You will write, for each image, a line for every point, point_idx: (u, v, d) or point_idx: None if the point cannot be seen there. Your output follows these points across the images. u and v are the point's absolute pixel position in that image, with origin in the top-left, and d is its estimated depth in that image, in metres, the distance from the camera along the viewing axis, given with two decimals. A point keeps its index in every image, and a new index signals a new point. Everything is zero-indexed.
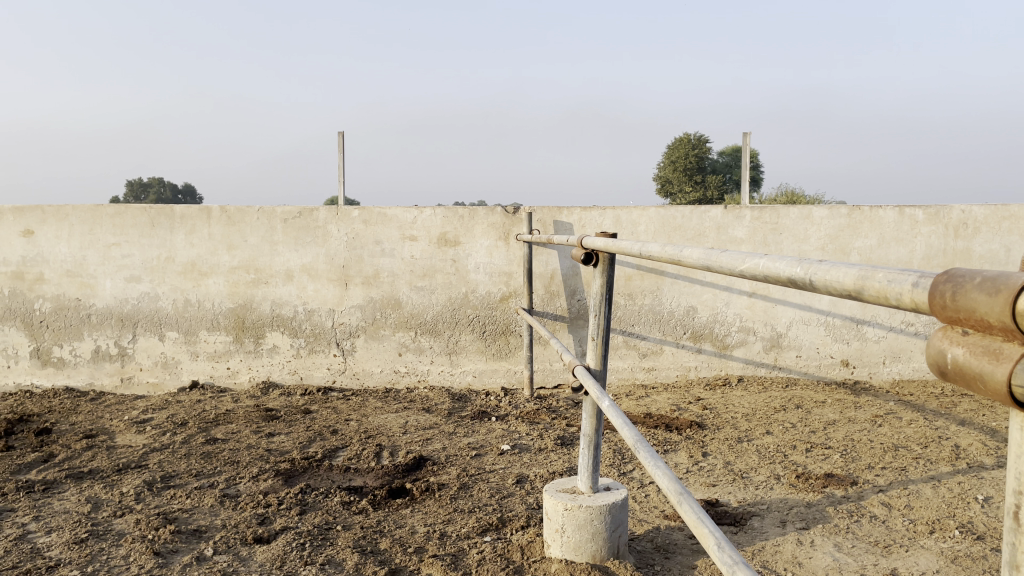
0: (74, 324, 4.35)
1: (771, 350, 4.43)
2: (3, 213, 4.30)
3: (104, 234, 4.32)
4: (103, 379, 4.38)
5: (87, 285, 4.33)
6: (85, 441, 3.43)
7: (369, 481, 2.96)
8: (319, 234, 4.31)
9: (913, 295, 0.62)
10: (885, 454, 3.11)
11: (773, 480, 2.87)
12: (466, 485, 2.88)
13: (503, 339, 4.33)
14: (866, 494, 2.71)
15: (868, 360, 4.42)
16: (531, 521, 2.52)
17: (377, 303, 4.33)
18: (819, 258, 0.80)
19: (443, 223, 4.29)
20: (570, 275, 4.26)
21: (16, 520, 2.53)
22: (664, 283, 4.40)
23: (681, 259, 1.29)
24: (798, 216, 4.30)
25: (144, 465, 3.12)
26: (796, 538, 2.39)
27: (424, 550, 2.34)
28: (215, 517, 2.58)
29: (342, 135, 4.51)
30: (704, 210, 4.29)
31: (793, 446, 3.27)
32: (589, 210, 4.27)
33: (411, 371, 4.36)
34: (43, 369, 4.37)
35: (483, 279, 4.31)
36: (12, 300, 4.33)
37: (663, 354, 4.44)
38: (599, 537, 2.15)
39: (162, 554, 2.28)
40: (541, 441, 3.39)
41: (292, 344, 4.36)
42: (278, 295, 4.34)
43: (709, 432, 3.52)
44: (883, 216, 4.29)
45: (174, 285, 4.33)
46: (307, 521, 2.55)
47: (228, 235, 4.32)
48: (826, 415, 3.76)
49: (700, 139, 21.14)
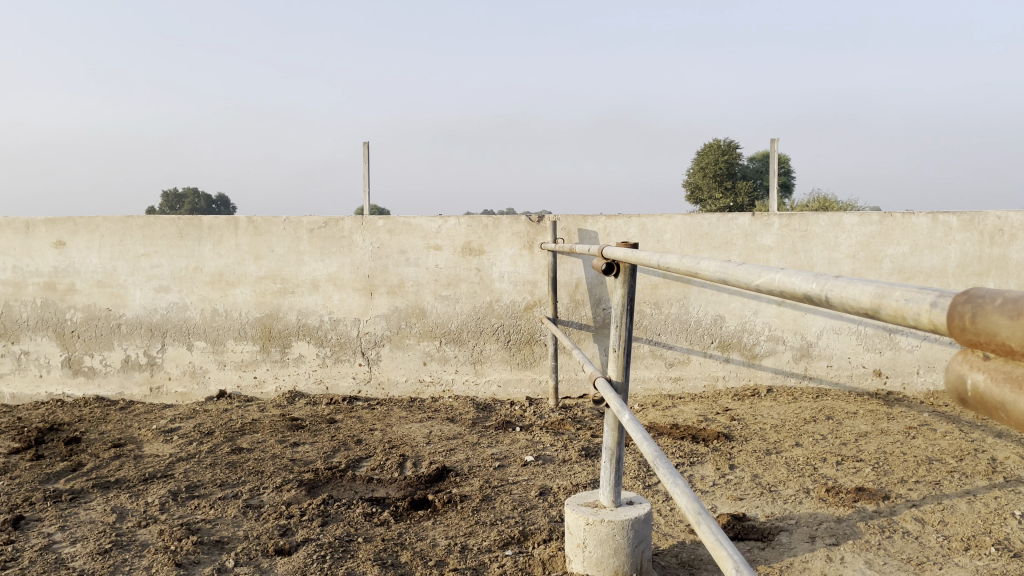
0: (104, 333, 4.40)
1: (801, 360, 4.36)
2: (36, 224, 4.37)
3: (134, 244, 4.37)
4: (132, 389, 4.43)
5: (117, 295, 4.39)
6: (114, 450, 3.47)
7: (391, 492, 2.94)
8: (344, 244, 4.33)
9: (931, 315, 0.60)
10: (919, 468, 3.03)
11: (802, 494, 2.81)
12: (488, 497, 2.85)
13: (527, 348, 4.30)
14: (899, 509, 2.63)
15: (902, 370, 4.32)
16: (553, 535, 2.48)
17: (402, 312, 4.33)
18: (835, 274, 0.77)
19: (468, 232, 4.28)
20: (595, 283, 4.23)
21: (43, 530, 2.56)
22: (691, 292, 4.35)
23: (699, 271, 1.26)
24: (828, 223, 4.23)
25: (170, 474, 3.14)
26: (826, 555, 2.33)
27: (445, 564, 2.32)
28: (238, 528, 2.58)
29: (366, 145, 4.53)
30: (731, 217, 4.23)
31: (823, 459, 3.20)
32: (614, 218, 4.24)
33: (436, 380, 4.35)
34: (75, 378, 4.43)
35: (507, 288, 4.29)
36: (44, 310, 4.40)
37: (690, 364, 4.38)
38: (621, 553, 2.11)
39: (184, 566, 2.29)
40: (565, 452, 3.36)
41: (318, 354, 4.37)
42: (304, 304, 4.36)
43: (737, 444, 3.46)
44: (916, 222, 4.20)
45: (202, 295, 4.37)
46: (328, 533, 2.54)
47: (255, 246, 4.35)
48: (857, 426, 3.68)
49: (729, 144, 20.95)
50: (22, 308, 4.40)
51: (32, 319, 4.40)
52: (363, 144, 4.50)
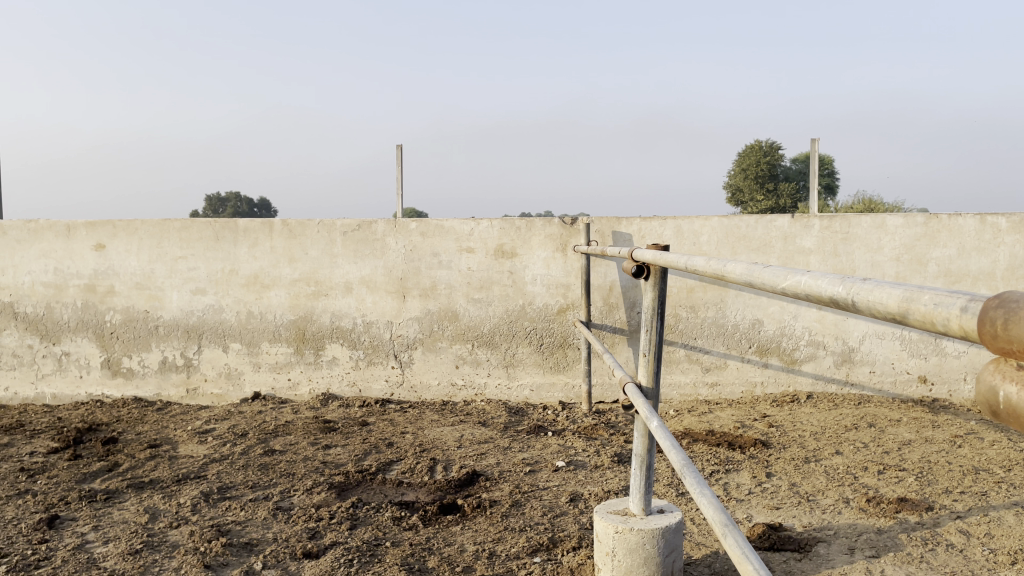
0: (143, 335, 4.47)
1: (842, 365, 4.24)
2: (77, 228, 4.45)
3: (172, 247, 4.43)
4: (169, 390, 4.48)
5: (155, 297, 4.45)
6: (149, 451, 3.50)
7: (421, 496, 2.93)
8: (377, 247, 4.33)
9: (961, 321, 0.55)
10: (964, 478, 2.92)
11: (842, 504, 2.72)
12: (518, 503, 2.82)
13: (560, 352, 4.26)
14: (943, 521, 2.53)
15: (948, 376, 4.18)
16: (582, 542, 2.44)
17: (435, 315, 4.32)
18: (863, 277, 0.72)
19: (501, 235, 4.26)
20: (630, 287, 4.18)
21: (77, 529, 2.59)
22: (728, 295, 4.26)
23: (725, 274, 1.21)
24: (870, 225, 4.11)
25: (203, 475, 3.16)
26: (865, 567, 2.24)
27: (472, 570, 2.28)
28: (267, 531, 2.58)
29: (399, 148, 4.53)
30: (770, 219, 4.14)
31: (864, 467, 3.10)
32: (649, 220, 4.18)
33: (469, 384, 4.33)
34: (114, 379, 4.50)
35: (540, 291, 4.25)
36: (85, 312, 4.48)
37: (727, 369, 4.30)
38: (651, 563, 2.06)
39: (212, 567, 2.29)
40: (598, 458, 3.31)
41: (351, 356, 4.38)
42: (338, 306, 4.37)
43: (775, 452, 3.37)
44: (963, 224, 4.06)
45: (237, 297, 4.41)
46: (356, 537, 2.52)
47: (290, 248, 4.37)
48: (901, 434, 3.57)
49: (771, 145, 20.64)
50: (63, 310, 4.48)
51: (73, 321, 4.48)
52: (396, 147, 4.51)
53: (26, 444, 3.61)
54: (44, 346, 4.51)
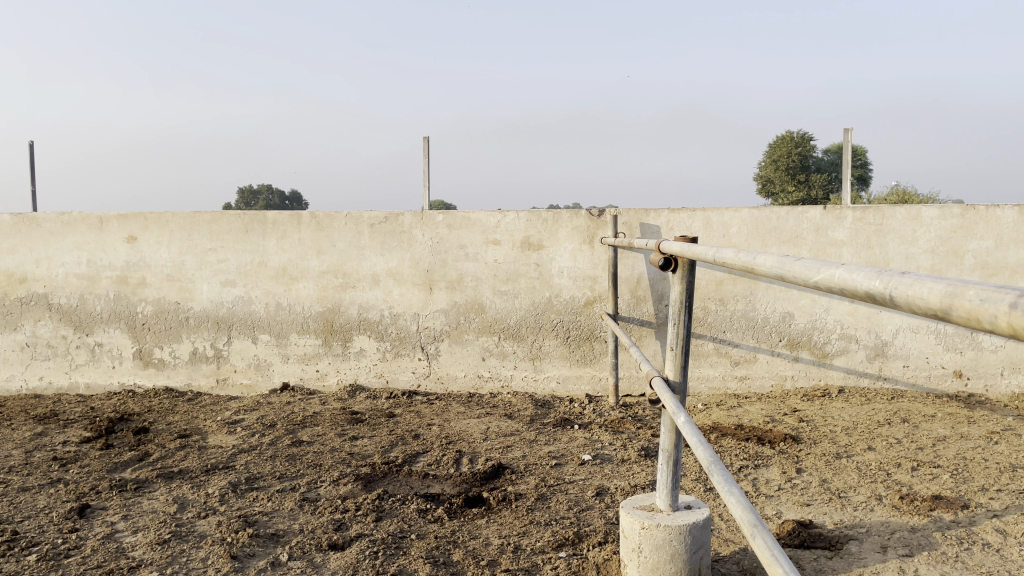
0: (173, 326, 4.51)
1: (875, 360, 4.17)
2: (109, 220, 4.50)
3: (201, 239, 4.46)
4: (199, 380, 4.53)
5: (185, 289, 4.49)
6: (179, 441, 3.54)
7: (446, 489, 2.92)
8: (404, 239, 4.33)
9: (1009, 318, 0.52)
10: (1001, 475, 2.85)
11: (874, 501, 2.67)
12: (544, 496, 2.80)
13: (587, 345, 4.24)
14: (979, 519, 2.47)
15: (984, 371, 4.09)
16: (609, 537, 2.42)
17: (461, 308, 4.31)
18: (901, 270, 0.69)
19: (527, 227, 4.23)
20: (658, 279, 4.13)
21: (107, 518, 2.62)
22: (758, 288, 4.20)
23: (755, 267, 1.17)
24: (905, 216, 4.03)
25: (231, 466, 3.19)
26: (898, 566, 2.20)
27: (497, 563, 2.28)
28: (293, 521, 2.60)
29: (426, 140, 4.53)
30: (801, 210, 4.07)
31: (898, 464, 3.04)
32: (678, 212, 4.13)
33: (495, 376, 4.33)
34: (145, 370, 4.56)
35: (567, 284, 4.22)
36: (117, 303, 4.54)
37: (757, 363, 4.25)
38: (678, 559, 2.03)
39: (239, 558, 2.31)
40: (624, 452, 3.28)
41: (378, 348, 4.39)
42: (365, 299, 4.38)
43: (805, 447, 3.32)
44: (1001, 215, 3.97)
45: (266, 289, 4.44)
46: (382, 529, 2.52)
47: (318, 240, 4.39)
48: (935, 430, 3.50)
49: (803, 136, 20.34)
50: (96, 301, 4.55)
51: (105, 312, 4.55)
52: (422, 139, 4.51)
53: (59, 433, 3.67)
54: (77, 336, 4.58)
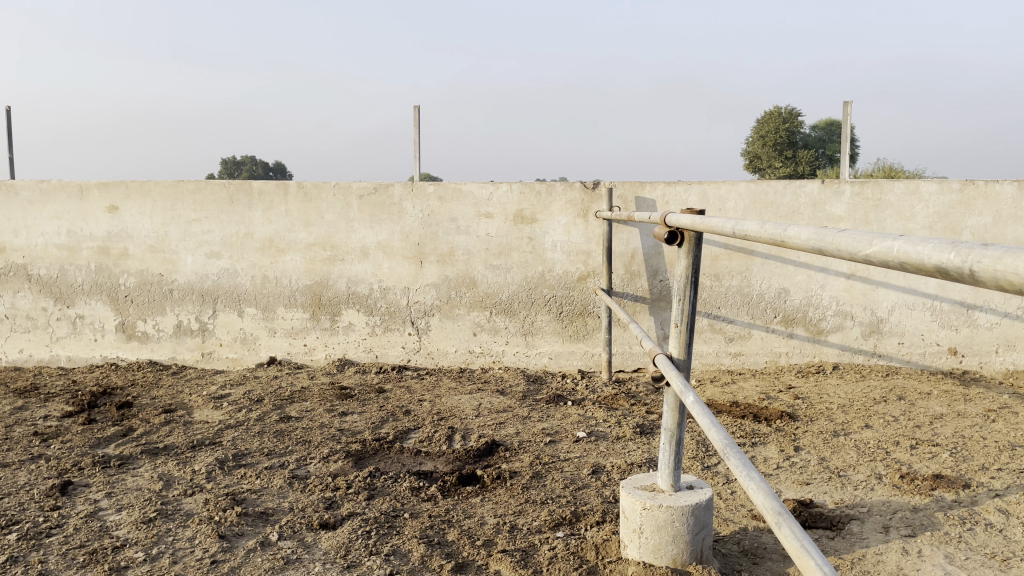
0: (157, 298, 4.41)
1: (870, 336, 4.13)
2: (89, 188, 4.37)
3: (185, 210, 4.34)
4: (184, 354, 4.44)
5: (169, 261, 4.38)
6: (164, 416, 3.46)
7: (439, 466, 2.86)
8: (394, 211, 4.23)
9: None
10: (1001, 454, 2.82)
11: (874, 480, 2.64)
12: (539, 474, 2.75)
13: (580, 320, 4.18)
14: (981, 499, 2.44)
15: (979, 349, 4.07)
16: (607, 517, 2.37)
17: (452, 282, 4.23)
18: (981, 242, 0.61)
19: (520, 200, 4.14)
20: (652, 254, 4.06)
21: (90, 496, 2.55)
22: (754, 263, 4.14)
23: (786, 239, 1.10)
24: (903, 191, 3.97)
25: (218, 442, 3.11)
26: (901, 547, 2.16)
27: (493, 544, 2.22)
28: (283, 500, 2.53)
29: (416, 110, 4.42)
30: (799, 184, 4.00)
31: (896, 442, 3.01)
32: (674, 185, 4.06)
33: (486, 351, 4.26)
34: (128, 343, 4.46)
35: (560, 258, 4.15)
36: (99, 275, 4.42)
37: (751, 339, 4.20)
38: (680, 540, 1.98)
39: (227, 538, 2.24)
40: (619, 429, 3.23)
41: (368, 322, 4.31)
42: (354, 272, 4.29)
43: (802, 425, 3.28)
44: (1000, 191, 3.92)
45: (252, 261, 4.34)
46: (374, 507, 2.46)
47: (305, 212, 4.28)
48: (932, 408, 3.47)
49: (791, 112, 20.30)
50: (77, 272, 4.43)
51: (87, 283, 4.43)
52: (413, 109, 4.41)
53: (40, 408, 3.58)
54: (58, 308, 4.47)
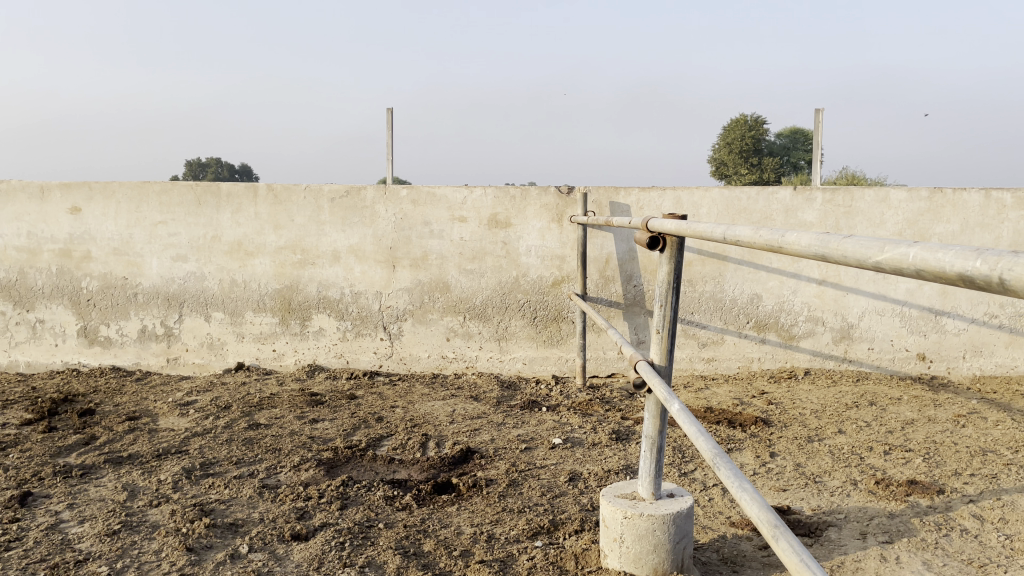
0: (121, 302, 4.30)
1: (841, 342, 4.16)
2: (51, 189, 4.25)
3: (151, 212, 4.24)
4: (149, 359, 4.33)
5: (134, 264, 4.27)
6: (128, 424, 3.36)
7: (413, 474, 2.81)
8: (366, 214, 4.17)
9: None
10: (973, 460, 2.84)
11: (850, 486, 2.64)
12: (515, 482, 2.71)
13: (554, 326, 4.15)
14: (956, 505, 2.45)
15: (947, 354, 4.12)
16: (585, 525, 2.34)
17: (425, 286, 4.18)
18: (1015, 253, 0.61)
19: (494, 204, 4.11)
20: (626, 259, 4.06)
21: (51, 508, 2.45)
22: (727, 269, 4.15)
23: (784, 246, 1.10)
24: (873, 199, 4.01)
25: (185, 451, 3.02)
26: (880, 554, 2.16)
27: (471, 554, 2.17)
28: (253, 510, 2.46)
29: (389, 113, 4.37)
30: (771, 191, 4.02)
31: (869, 448, 3.02)
32: (648, 191, 4.05)
33: (459, 357, 4.22)
34: (91, 348, 4.34)
35: (535, 263, 4.12)
36: (60, 278, 4.29)
37: (724, 345, 4.21)
38: (661, 550, 1.96)
39: (195, 551, 2.17)
40: (595, 435, 3.21)
41: (339, 327, 4.24)
42: (325, 276, 4.22)
43: (776, 430, 3.28)
44: (967, 199, 3.97)
45: (220, 265, 4.25)
46: (347, 517, 2.41)
47: (275, 215, 4.20)
48: (903, 413, 3.50)
49: (757, 120, 20.54)
50: (37, 275, 4.30)
51: (47, 287, 4.30)
52: (386, 112, 4.36)
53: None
54: (17, 313, 4.33)
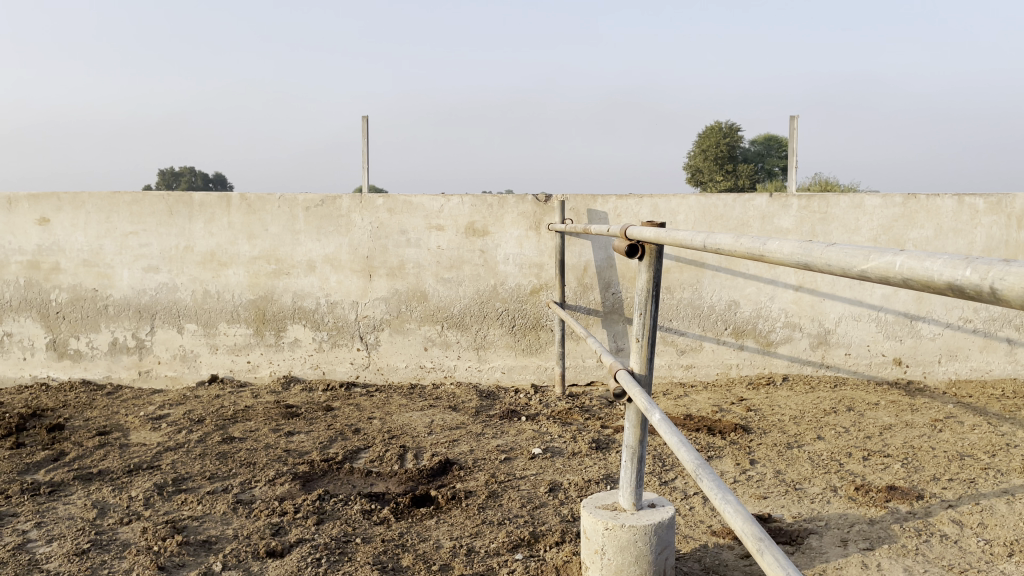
0: (91, 315, 4.21)
1: (818, 347, 4.18)
2: (19, 200, 4.16)
3: (121, 222, 4.17)
4: (120, 373, 4.25)
5: (104, 276, 4.19)
6: (98, 439, 3.28)
7: (391, 487, 2.77)
8: (342, 223, 4.13)
9: None
10: (951, 464, 2.85)
11: (830, 492, 2.64)
12: (495, 494, 2.68)
13: (533, 334, 4.13)
14: (935, 510, 2.45)
15: (923, 359, 4.15)
16: (566, 537, 2.31)
17: (403, 296, 4.14)
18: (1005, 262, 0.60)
19: (471, 212, 4.08)
20: (605, 266, 4.05)
21: (17, 527, 2.38)
22: (705, 276, 4.16)
23: (765, 253, 1.08)
24: (849, 205, 4.03)
25: (157, 466, 2.96)
26: (861, 561, 2.15)
27: (450, 569, 2.14)
28: (227, 526, 2.40)
29: (364, 121, 4.34)
30: (748, 198, 4.03)
31: (849, 454, 3.03)
32: (625, 198, 4.05)
33: (437, 367, 4.18)
34: (60, 362, 4.25)
35: (513, 271, 4.10)
36: (28, 291, 4.20)
37: (702, 351, 4.20)
38: (643, 561, 1.93)
39: (167, 569, 2.11)
40: (575, 444, 3.18)
41: (315, 337, 4.19)
42: (300, 286, 4.17)
43: (756, 437, 3.28)
44: (940, 205, 4.01)
45: (193, 275, 4.18)
46: (324, 533, 2.36)
47: (249, 224, 4.14)
48: (881, 418, 3.51)
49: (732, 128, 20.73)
50: (4, 288, 4.20)
51: (15, 299, 4.21)
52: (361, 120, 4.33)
53: None
54: None
